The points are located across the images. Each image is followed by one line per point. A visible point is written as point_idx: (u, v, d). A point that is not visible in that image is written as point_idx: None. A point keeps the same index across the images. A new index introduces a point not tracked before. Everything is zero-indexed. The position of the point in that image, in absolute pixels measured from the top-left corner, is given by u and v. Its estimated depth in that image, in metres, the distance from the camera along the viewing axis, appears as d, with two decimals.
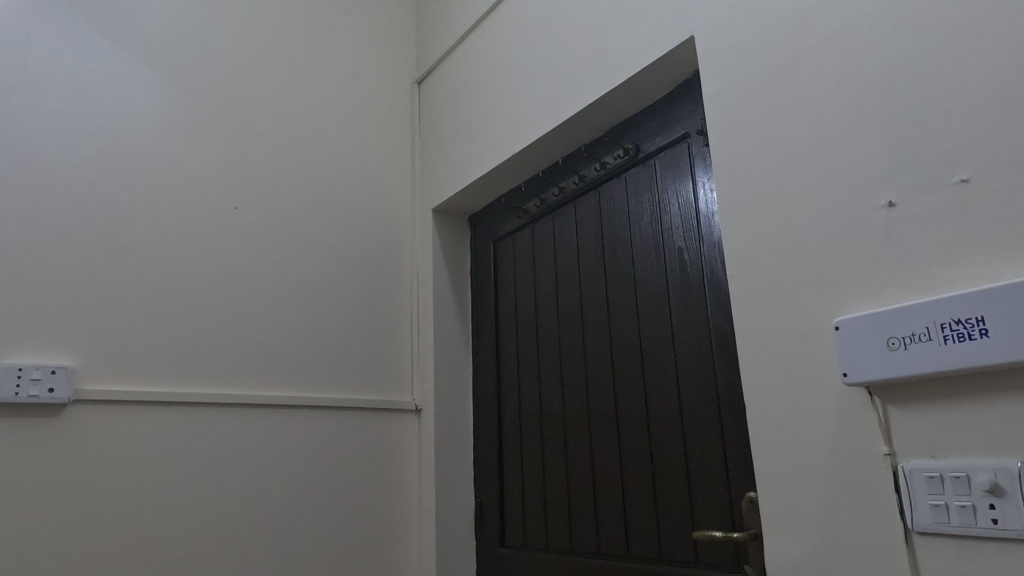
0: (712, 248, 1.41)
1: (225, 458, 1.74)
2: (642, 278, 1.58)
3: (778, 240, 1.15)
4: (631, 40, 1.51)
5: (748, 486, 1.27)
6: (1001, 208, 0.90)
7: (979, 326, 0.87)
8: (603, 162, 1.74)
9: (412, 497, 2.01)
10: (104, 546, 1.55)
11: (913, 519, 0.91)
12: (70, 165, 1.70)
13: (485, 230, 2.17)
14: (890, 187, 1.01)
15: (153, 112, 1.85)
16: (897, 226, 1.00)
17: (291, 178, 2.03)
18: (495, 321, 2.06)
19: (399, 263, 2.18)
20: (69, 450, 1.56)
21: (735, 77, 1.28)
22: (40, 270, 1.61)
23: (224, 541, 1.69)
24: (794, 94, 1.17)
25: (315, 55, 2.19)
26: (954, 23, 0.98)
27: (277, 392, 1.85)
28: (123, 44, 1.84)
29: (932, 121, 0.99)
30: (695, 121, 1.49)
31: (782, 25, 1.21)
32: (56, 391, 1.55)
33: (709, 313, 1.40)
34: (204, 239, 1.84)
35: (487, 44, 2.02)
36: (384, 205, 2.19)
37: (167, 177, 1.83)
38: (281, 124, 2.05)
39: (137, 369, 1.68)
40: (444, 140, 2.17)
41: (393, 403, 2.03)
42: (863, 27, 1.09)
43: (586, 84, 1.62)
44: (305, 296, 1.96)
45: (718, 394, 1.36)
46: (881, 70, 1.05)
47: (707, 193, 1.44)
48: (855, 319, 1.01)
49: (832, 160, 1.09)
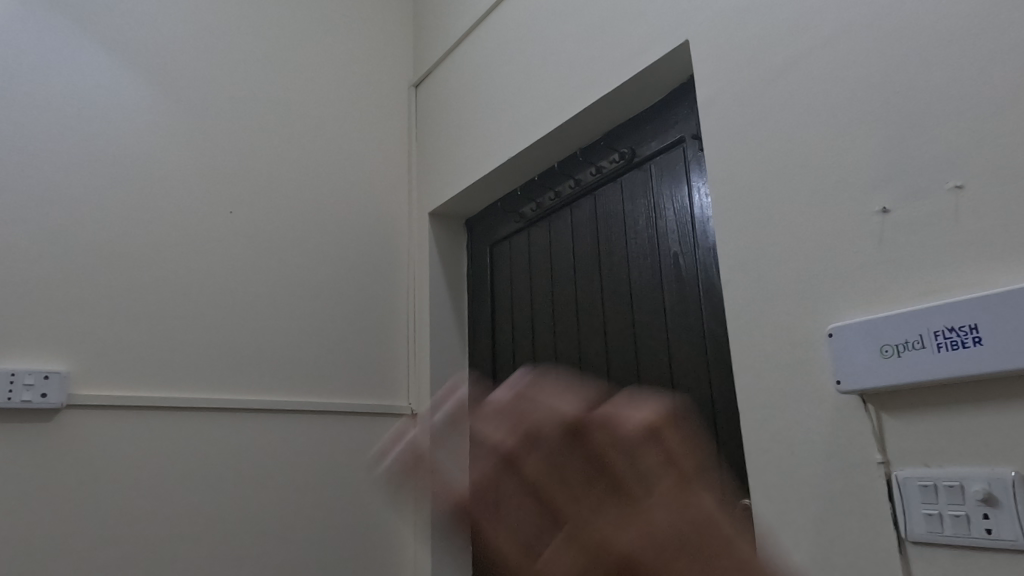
0: (707, 252, 1.40)
1: (219, 463, 1.73)
2: (638, 282, 1.58)
3: (772, 246, 1.15)
4: (627, 44, 1.51)
5: (742, 492, 1.26)
6: (994, 215, 0.89)
7: (974, 334, 0.86)
8: (599, 166, 1.74)
9: (409, 503, 2.01)
10: (96, 551, 1.55)
11: (907, 528, 0.91)
12: (64, 169, 1.70)
13: (482, 235, 2.16)
14: (884, 193, 1.01)
15: (148, 116, 1.85)
16: (891, 232, 0.99)
17: (287, 181, 2.03)
18: (491, 325, 2.05)
19: (395, 267, 2.17)
20: (62, 456, 1.55)
21: (729, 82, 1.27)
22: (35, 274, 1.61)
23: (218, 546, 1.69)
24: (789, 99, 1.16)
25: (312, 59, 2.19)
26: (949, 28, 0.97)
27: (272, 396, 1.85)
28: (118, 48, 1.85)
29: (926, 126, 0.98)
30: (690, 125, 1.49)
31: (777, 29, 1.20)
32: (49, 397, 1.54)
33: (704, 317, 1.39)
34: (199, 243, 1.84)
35: (484, 47, 2.01)
36: (380, 209, 2.19)
37: (162, 182, 1.83)
38: (277, 128, 2.05)
39: (131, 374, 1.67)
40: (441, 143, 2.17)
41: (389, 407, 2.02)
42: (858, 30, 1.08)
43: (581, 88, 1.61)
44: (301, 300, 1.96)
45: (713, 400, 1.35)
46: (875, 75, 1.05)
47: (702, 197, 1.44)
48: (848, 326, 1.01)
49: (825, 166, 1.09)
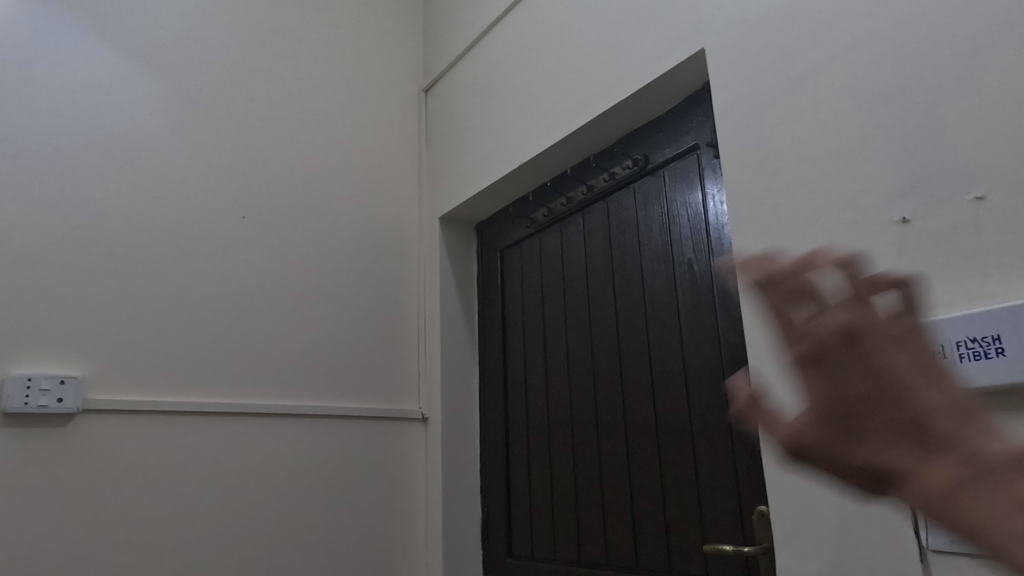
0: (722, 259, 1.41)
1: (233, 468, 1.74)
2: (651, 288, 1.58)
3: (789, 255, 1.15)
4: (641, 51, 1.51)
5: (758, 499, 1.27)
6: (1012, 227, 0.90)
7: (996, 345, 0.87)
8: (611, 173, 1.74)
9: (419, 507, 2.01)
10: (111, 555, 1.55)
11: (928, 537, 0.91)
12: (79, 174, 1.71)
13: (492, 240, 2.17)
14: (903, 204, 1.02)
15: (160, 121, 1.86)
16: (911, 242, 1.00)
17: (299, 185, 2.03)
18: (502, 330, 2.06)
19: (405, 272, 2.18)
20: (77, 460, 1.56)
21: (745, 90, 1.28)
22: (50, 279, 1.62)
23: (231, 551, 1.69)
24: (804, 109, 1.17)
25: (323, 63, 2.20)
26: (966, 41, 0.98)
27: (285, 401, 1.85)
28: (131, 53, 1.85)
29: (943, 138, 0.99)
30: (705, 132, 1.49)
31: (793, 38, 1.21)
32: (65, 401, 1.55)
33: (719, 324, 1.39)
34: (212, 247, 1.85)
35: (495, 53, 2.02)
36: (390, 214, 2.20)
37: (176, 186, 1.84)
38: (289, 132, 2.06)
39: (145, 379, 1.68)
40: (452, 147, 2.18)
41: (400, 412, 2.03)
42: (877, 41, 1.09)
43: (594, 94, 1.62)
44: (312, 305, 1.97)
45: (727, 407, 1.35)
46: (893, 86, 1.06)
47: (717, 204, 1.44)
48: None
49: (843, 177, 1.10)
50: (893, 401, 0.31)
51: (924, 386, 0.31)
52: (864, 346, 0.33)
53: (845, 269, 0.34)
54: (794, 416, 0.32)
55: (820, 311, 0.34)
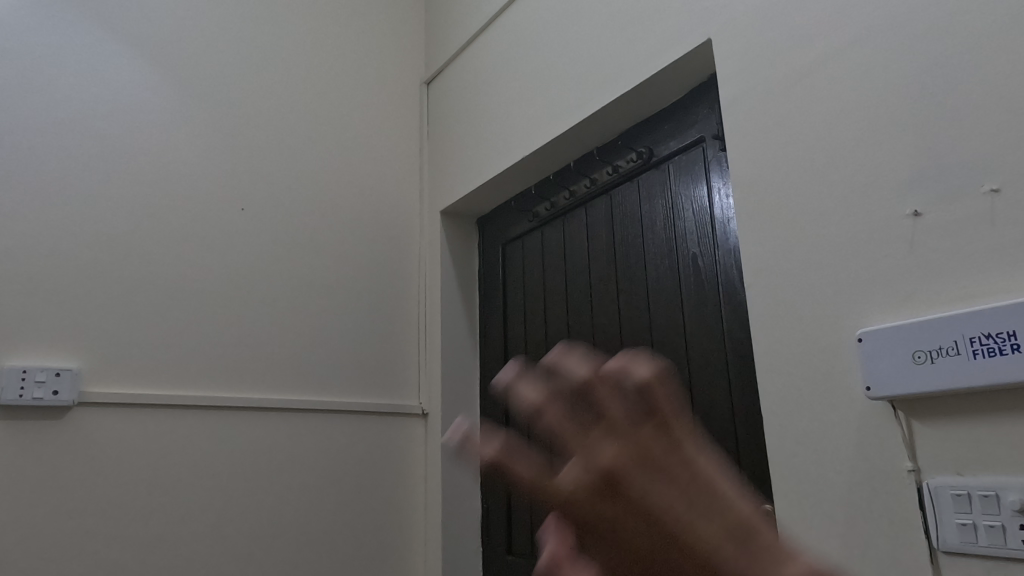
0: (728, 254, 1.38)
1: (231, 462, 1.72)
2: (655, 283, 1.56)
3: (796, 249, 1.13)
4: (646, 42, 1.49)
5: (762, 498, 1.25)
6: None
7: (1011, 341, 0.85)
8: (614, 166, 1.72)
9: (419, 503, 1.99)
10: (105, 550, 1.53)
11: (939, 538, 0.89)
12: (75, 162, 1.69)
13: (494, 234, 2.15)
14: (917, 195, 0.99)
15: (158, 111, 1.83)
16: (923, 236, 0.98)
17: (299, 176, 2.01)
18: (504, 325, 2.04)
19: (406, 265, 2.16)
20: (73, 453, 1.54)
21: (752, 82, 1.26)
22: (44, 269, 1.59)
23: (229, 545, 1.67)
24: (813, 99, 1.15)
25: (322, 54, 2.17)
26: (981, 31, 0.96)
27: (284, 394, 1.83)
28: (129, 43, 1.83)
29: (955, 130, 0.97)
30: (710, 125, 1.47)
31: (802, 28, 1.19)
32: (61, 394, 1.52)
33: (724, 319, 1.37)
34: (210, 239, 1.83)
35: (497, 44, 1.99)
36: (390, 206, 2.17)
37: (173, 178, 1.81)
38: (288, 123, 2.04)
39: (141, 372, 1.66)
40: (453, 139, 2.15)
41: (400, 407, 2.01)
42: (889, 29, 1.06)
43: (599, 85, 1.59)
44: (312, 297, 1.95)
45: (733, 404, 1.33)
46: (905, 75, 1.03)
47: (723, 199, 1.42)
48: (881, 319, 1.00)
49: (854, 169, 1.07)
50: (643, 513, 0.39)
51: (682, 506, 0.40)
52: (615, 486, 0.40)
53: (647, 384, 0.41)
54: (608, 449, 0.40)
55: (586, 445, 0.41)
